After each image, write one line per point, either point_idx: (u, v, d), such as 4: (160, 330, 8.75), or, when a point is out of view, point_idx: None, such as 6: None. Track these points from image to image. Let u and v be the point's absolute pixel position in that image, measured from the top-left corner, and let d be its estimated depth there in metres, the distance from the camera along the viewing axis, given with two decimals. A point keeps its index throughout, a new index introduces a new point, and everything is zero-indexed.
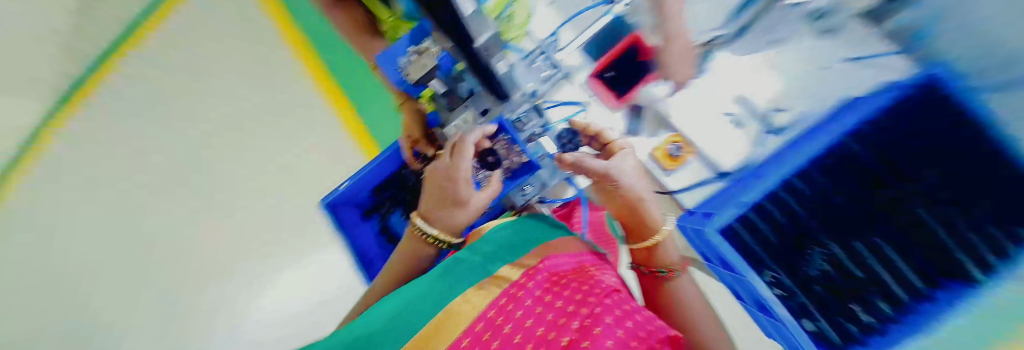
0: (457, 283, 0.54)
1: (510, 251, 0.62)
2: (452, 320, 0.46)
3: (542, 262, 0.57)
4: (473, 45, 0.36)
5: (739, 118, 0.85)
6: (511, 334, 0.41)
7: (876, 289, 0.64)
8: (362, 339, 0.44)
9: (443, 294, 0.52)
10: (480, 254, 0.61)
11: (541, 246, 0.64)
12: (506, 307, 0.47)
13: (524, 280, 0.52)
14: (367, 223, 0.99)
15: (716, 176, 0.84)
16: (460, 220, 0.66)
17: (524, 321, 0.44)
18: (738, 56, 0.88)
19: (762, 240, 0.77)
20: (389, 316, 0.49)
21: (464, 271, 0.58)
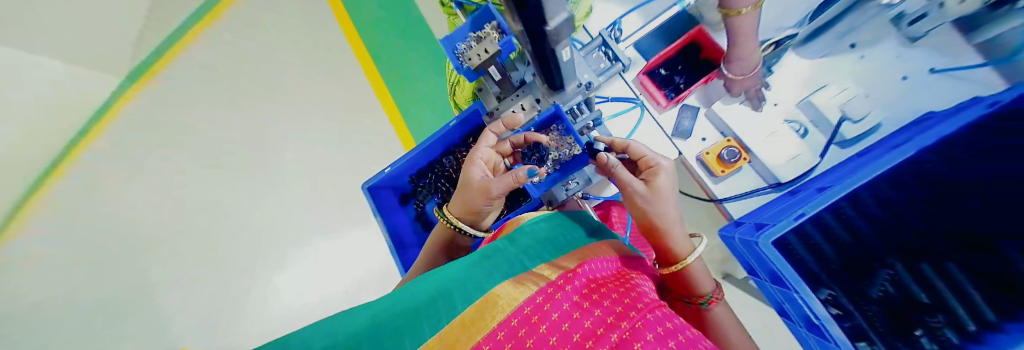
0: (492, 274, 0.51)
1: (549, 251, 0.59)
2: (492, 307, 0.43)
3: (583, 265, 0.54)
4: (546, 27, 0.35)
5: (802, 126, 0.78)
6: (547, 336, 0.39)
7: (929, 316, 0.50)
8: (398, 317, 0.45)
9: (478, 284, 0.49)
10: (518, 249, 0.59)
11: (584, 248, 0.61)
12: (542, 305, 0.44)
13: (562, 281, 0.49)
14: (404, 209, 1.02)
15: (773, 185, 0.76)
16: (471, 207, 0.62)
17: (561, 326, 0.40)
18: (810, 59, 0.79)
19: (820, 255, 0.62)
20: (427, 299, 0.48)
21: (500, 262, 0.55)
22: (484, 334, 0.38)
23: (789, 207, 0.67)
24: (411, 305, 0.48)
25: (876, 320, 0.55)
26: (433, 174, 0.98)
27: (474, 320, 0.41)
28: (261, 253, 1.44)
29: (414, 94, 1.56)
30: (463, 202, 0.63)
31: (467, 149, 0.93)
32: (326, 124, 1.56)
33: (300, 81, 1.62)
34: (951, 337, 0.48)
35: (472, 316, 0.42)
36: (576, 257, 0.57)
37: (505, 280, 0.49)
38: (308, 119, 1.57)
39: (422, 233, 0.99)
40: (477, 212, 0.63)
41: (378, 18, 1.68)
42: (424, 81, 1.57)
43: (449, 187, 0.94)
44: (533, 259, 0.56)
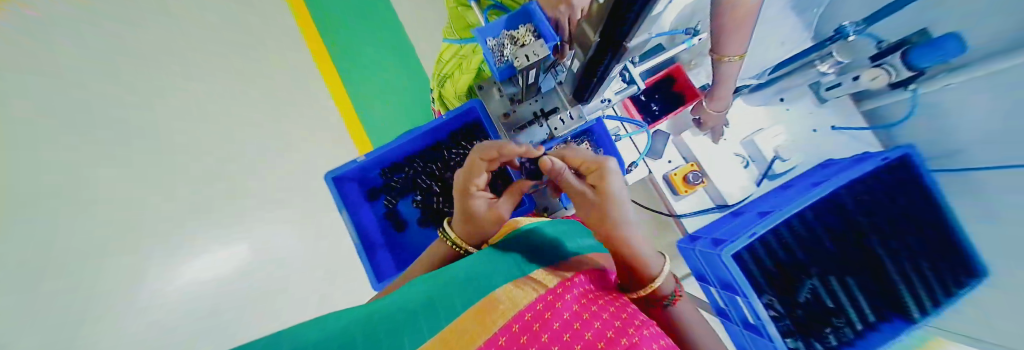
0: (490, 278, 0.46)
1: (548, 255, 0.53)
2: (486, 314, 0.38)
3: (577, 276, 0.47)
4: (625, 43, 0.36)
5: (746, 159, 0.94)
6: (549, 345, 0.34)
7: (835, 317, 0.69)
8: (377, 321, 0.39)
9: (473, 287, 0.44)
10: (510, 255, 0.52)
11: (579, 258, 0.52)
12: (543, 312, 0.38)
13: (560, 289, 0.43)
14: (371, 205, 0.90)
15: (716, 207, 0.94)
16: (478, 229, 0.60)
17: (562, 336, 0.35)
18: (753, 105, 0.96)
19: (764, 268, 0.74)
20: (415, 303, 0.43)
21: (496, 264, 0.50)
22: (475, 347, 0.33)
23: (740, 227, 0.80)
24: (397, 309, 0.42)
25: (800, 321, 0.71)
26: (411, 168, 0.89)
27: (466, 329, 0.36)
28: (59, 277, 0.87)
29: (377, 89, 1.52)
30: (468, 226, 0.60)
31: (452, 146, 0.87)
32: (251, 102, 1.29)
33: (207, 43, 1.27)
34: (847, 333, 0.67)
35: (463, 328, 0.36)
36: (573, 266, 0.49)
37: (505, 282, 0.45)
38: (220, 93, 1.24)
39: (389, 232, 0.88)
40: (482, 234, 0.62)
41: (337, 5, 1.58)
42: (390, 79, 1.54)
43: (426, 184, 0.87)
44: (530, 263, 0.51)
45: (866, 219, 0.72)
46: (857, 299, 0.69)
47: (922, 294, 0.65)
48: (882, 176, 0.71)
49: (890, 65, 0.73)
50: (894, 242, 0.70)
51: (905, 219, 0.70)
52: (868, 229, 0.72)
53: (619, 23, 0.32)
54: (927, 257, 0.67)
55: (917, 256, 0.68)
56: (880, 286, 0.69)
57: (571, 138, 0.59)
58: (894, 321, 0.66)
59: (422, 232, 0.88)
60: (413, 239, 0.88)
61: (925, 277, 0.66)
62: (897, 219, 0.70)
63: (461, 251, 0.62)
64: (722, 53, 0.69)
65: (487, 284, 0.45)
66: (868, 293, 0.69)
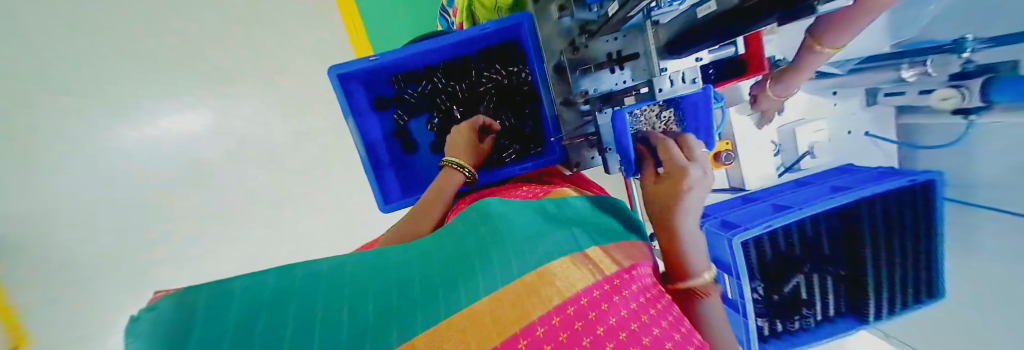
0: (545, 247, 0.40)
1: (597, 232, 0.49)
2: (542, 290, 0.34)
3: (634, 265, 0.44)
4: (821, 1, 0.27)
5: (779, 147, 0.92)
6: (603, 340, 0.31)
7: (805, 307, 0.78)
8: (427, 276, 0.33)
9: (529, 248, 0.39)
10: (563, 224, 0.48)
11: (621, 241, 0.49)
12: (600, 302, 0.35)
13: (619, 281, 0.39)
14: (379, 116, 0.78)
15: (732, 189, 0.97)
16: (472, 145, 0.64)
17: (617, 334, 0.32)
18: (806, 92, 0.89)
19: (762, 256, 0.81)
20: (467, 256, 0.37)
21: (548, 232, 0.44)
22: (526, 324, 0.30)
23: (751, 217, 0.80)
24: (443, 263, 0.36)
25: (775, 306, 0.79)
26: (428, 83, 0.76)
27: (521, 301, 0.32)
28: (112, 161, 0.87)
29: None
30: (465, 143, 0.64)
31: (481, 67, 0.74)
32: None
33: None
34: (808, 320, 0.78)
35: (519, 301, 0.32)
36: (624, 252, 0.46)
37: (562, 256, 0.40)
38: None
39: (398, 151, 0.80)
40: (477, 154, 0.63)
41: None
42: None
43: (445, 104, 0.78)
44: (584, 238, 0.46)
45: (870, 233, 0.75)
46: (828, 298, 0.78)
47: (885, 304, 0.75)
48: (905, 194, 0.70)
49: (967, 89, 0.60)
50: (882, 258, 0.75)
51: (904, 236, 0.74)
52: (867, 242, 0.76)
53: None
54: (902, 275, 0.75)
55: (897, 273, 0.75)
56: (852, 290, 0.78)
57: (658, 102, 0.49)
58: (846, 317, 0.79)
59: (434, 159, 0.81)
60: (424, 164, 0.81)
61: (895, 291, 0.75)
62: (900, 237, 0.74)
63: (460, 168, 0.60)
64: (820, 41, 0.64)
65: (543, 249, 0.40)
66: (838, 294, 0.78)
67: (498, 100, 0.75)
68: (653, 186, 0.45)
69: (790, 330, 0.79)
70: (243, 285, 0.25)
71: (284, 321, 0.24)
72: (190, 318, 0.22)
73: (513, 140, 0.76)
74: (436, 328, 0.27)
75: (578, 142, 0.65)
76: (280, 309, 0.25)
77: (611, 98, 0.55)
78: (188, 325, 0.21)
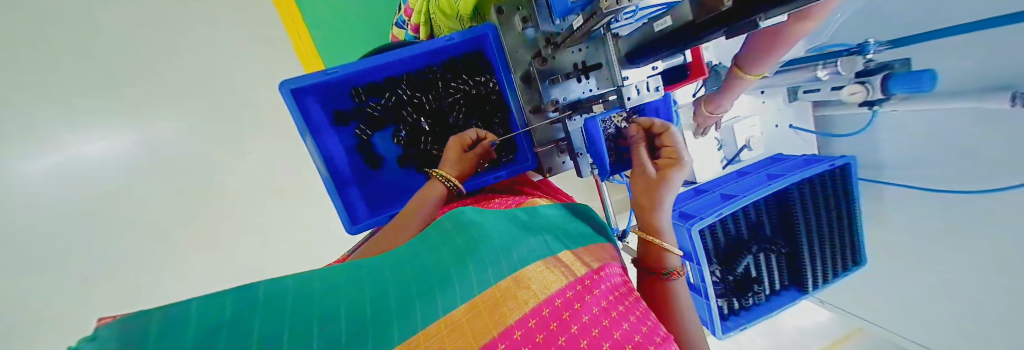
0: (517, 248, 0.42)
1: (568, 236, 0.51)
2: (514, 291, 0.35)
3: (604, 266, 0.45)
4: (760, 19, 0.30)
5: (722, 142, 1.02)
6: (577, 338, 0.32)
7: (756, 284, 0.87)
8: (404, 286, 0.33)
9: (505, 253, 0.40)
10: (535, 229, 0.50)
11: (592, 245, 0.51)
12: (572, 301, 0.36)
13: (589, 281, 0.40)
14: (341, 132, 0.74)
15: (683, 182, 1.06)
16: (450, 156, 0.62)
17: (590, 331, 0.33)
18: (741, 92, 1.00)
19: (715, 241, 0.90)
20: (438, 267, 0.37)
21: (519, 237, 0.45)
22: (502, 328, 0.30)
23: (706, 206, 0.89)
24: (420, 272, 0.36)
25: (731, 286, 0.88)
26: (392, 94, 0.73)
27: (496, 309, 0.33)
28: None
29: None
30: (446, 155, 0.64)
31: (446, 76, 0.73)
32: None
33: None
34: (758, 296, 0.88)
35: (492, 308, 0.33)
36: (593, 254, 0.48)
37: (536, 261, 0.41)
38: None
39: (361, 168, 0.76)
40: (452, 165, 0.62)
41: None
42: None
43: (410, 115, 0.75)
44: (555, 242, 0.48)
45: (806, 214, 0.86)
46: (772, 274, 0.88)
47: (819, 275, 0.86)
48: (828, 177, 0.82)
49: (870, 84, 0.71)
50: (817, 235, 0.86)
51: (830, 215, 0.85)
52: (801, 222, 0.87)
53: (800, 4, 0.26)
54: (836, 250, 0.85)
55: (831, 247, 0.86)
56: (791, 264, 0.89)
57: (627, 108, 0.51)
58: (788, 289, 0.90)
59: (402, 172, 0.78)
60: (391, 179, 0.78)
61: (827, 263, 0.86)
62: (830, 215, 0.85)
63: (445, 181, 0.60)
64: (743, 69, 0.72)
65: (518, 254, 0.41)
66: (782, 269, 0.89)
67: (467, 110, 0.74)
68: (650, 174, 0.50)
69: (745, 306, 0.88)
70: (205, 302, 0.23)
71: (251, 335, 0.23)
72: (146, 340, 0.19)
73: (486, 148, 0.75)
74: (412, 340, 0.27)
75: (547, 148, 0.67)
76: (247, 325, 0.23)
77: (579, 106, 0.56)
78: (148, 340, 0.19)
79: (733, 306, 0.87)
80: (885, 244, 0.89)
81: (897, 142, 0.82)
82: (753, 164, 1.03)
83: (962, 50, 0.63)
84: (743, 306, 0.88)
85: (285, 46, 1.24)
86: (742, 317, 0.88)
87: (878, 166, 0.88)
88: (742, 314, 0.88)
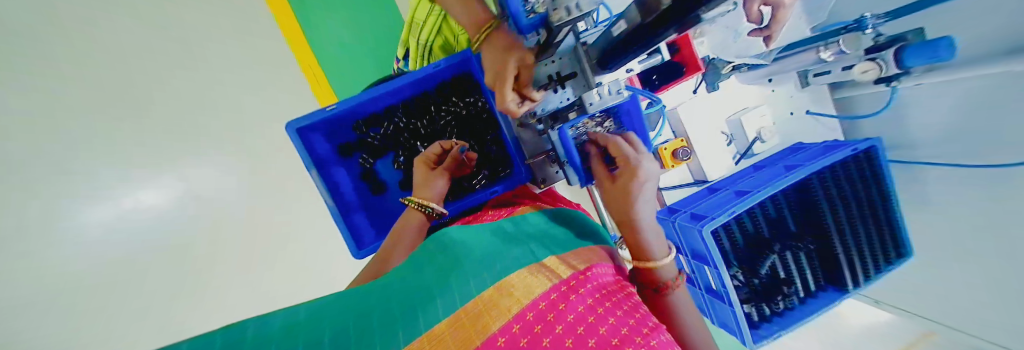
0: (500, 260, 0.44)
1: (555, 245, 0.52)
2: (498, 300, 0.35)
3: (591, 267, 0.45)
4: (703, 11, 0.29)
5: (731, 136, 0.98)
6: (562, 338, 0.31)
7: (787, 287, 0.80)
8: (391, 309, 0.34)
9: (488, 267, 0.41)
10: (520, 241, 0.51)
11: (580, 249, 0.52)
12: (556, 302, 0.36)
13: (574, 282, 0.40)
14: (346, 164, 0.79)
15: (696, 182, 1.02)
16: (419, 179, 0.66)
17: (576, 329, 0.32)
18: (744, 83, 0.96)
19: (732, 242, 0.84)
20: (426, 286, 0.38)
21: (503, 251, 0.46)
22: (485, 337, 0.30)
23: (718, 205, 0.84)
24: (408, 293, 0.37)
25: (757, 291, 0.81)
26: (391, 123, 0.78)
27: (478, 318, 0.33)
28: None
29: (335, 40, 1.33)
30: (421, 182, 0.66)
31: (437, 100, 0.76)
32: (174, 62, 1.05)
33: None
34: (792, 301, 0.81)
35: (477, 315, 0.33)
36: (581, 256, 0.48)
37: (520, 268, 0.42)
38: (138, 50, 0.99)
39: (368, 195, 0.80)
40: (427, 185, 0.65)
41: None
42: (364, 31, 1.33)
43: (409, 141, 0.79)
44: (541, 250, 0.49)
45: (829, 203, 0.79)
46: (805, 274, 0.81)
47: (859, 270, 0.78)
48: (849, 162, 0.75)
49: (883, 60, 0.66)
50: (850, 226, 0.78)
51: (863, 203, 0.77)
52: (826, 209, 0.79)
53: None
54: (875, 242, 0.77)
55: (868, 238, 0.78)
56: (824, 261, 0.81)
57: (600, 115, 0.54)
58: (826, 289, 0.82)
59: (405, 195, 0.82)
60: (394, 203, 0.82)
61: (865, 257, 0.78)
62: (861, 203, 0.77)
63: (425, 209, 0.62)
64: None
65: (501, 266, 0.42)
66: (816, 267, 0.81)
67: (459, 130, 0.77)
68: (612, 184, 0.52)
69: (777, 311, 0.81)
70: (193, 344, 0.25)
71: None
72: None
73: (481, 165, 0.78)
74: None
75: (538, 160, 0.68)
76: None
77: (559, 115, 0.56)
78: None
79: (763, 312, 0.81)
80: (932, 232, 0.80)
81: (928, 118, 0.74)
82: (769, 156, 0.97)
83: (976, 17, 0.58)
84: (775, 311, 0.81)
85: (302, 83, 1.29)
86: (775, 324, 0.81)
87: (911, 145, 0.80)
88: (775, 320, 0.81)
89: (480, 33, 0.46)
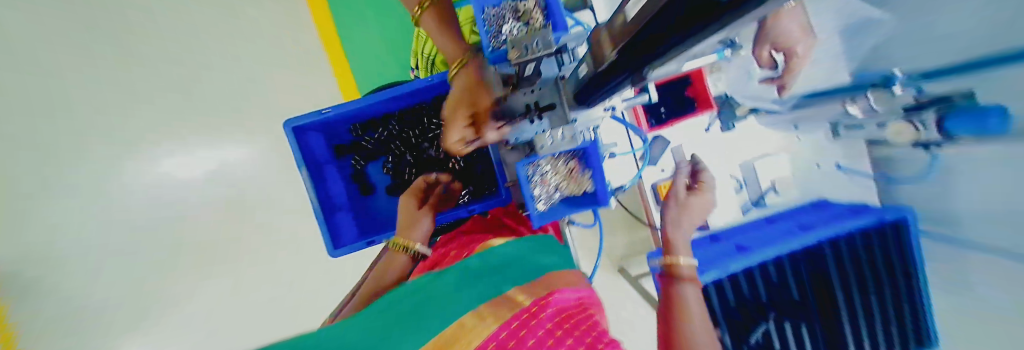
0: (463, 290, 0.42)
1: (520, 273, 0.50)
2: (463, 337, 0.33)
3: (555, 291, 0.44)
4: (647, 72, 0.28)
5: (742, 182, 0.90)
6: None
7: None
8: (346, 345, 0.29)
9: (452, 301, 0.39)
10: (485, 273, 0.49)
11: (549, 273, 0.50)
12: (516, 331, 0.34)
13: (535, 309, 0.39)
14: (339, 164, 0.82)
15: None
16: (405, 212, 0.64)
17: None
18: (764, 125, 0.88)
19: (737, 297, 0.75)
20: (389, 320, 0.35)
21: (466, 282, 0.45)
22: None
23: (715, 258, 0.80)
24: (367, 329, 0.33)
25: None
26: (384, 130, 0.80)
27: None
28: None
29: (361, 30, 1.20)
30: (407, 220, 0.63)
31: (429, 112, 0.77)
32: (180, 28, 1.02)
33: None
34: None
35: (446, 345, 0.31)
36: (546, 283, 0.47)
37: (483, 300, 0.40)
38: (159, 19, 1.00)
39: (356, 196, 0.83)
40: (412, 225, 0.63)
41: None
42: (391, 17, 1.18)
43: (400, 149, 0.81)
44: (505, 280, 0.47)
45: (839, 276, 0.74)
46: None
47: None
48: (867, 234, 0.71)
49: (921, 122, 0.58)
50: (857, 303, 0.73)
51: (878, 282, 0.72)
52: (836, 283, 0.74)
53: (676, 54, 0.24)
54: (882, 325, 0.72)
55: (876, 321, 0.73)
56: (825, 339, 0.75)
57: (558, 157, 0.52)
58: None
59: (390, 201, 0.84)
60: (380, 207, 0.84)
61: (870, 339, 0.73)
62: (875, 280, 0.72)
63: (411, 252, 0.60)
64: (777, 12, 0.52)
65: (466, 298, 0.40)
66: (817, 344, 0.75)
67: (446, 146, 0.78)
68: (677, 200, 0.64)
69: None
70: None
71: None
72: None
73: (466, 182, 0.78)
74: None
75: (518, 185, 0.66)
76: None
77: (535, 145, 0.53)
78: None
79: None
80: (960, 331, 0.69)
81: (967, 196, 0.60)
82: (779, 210, 0.91)
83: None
84: None
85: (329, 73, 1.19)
86: None
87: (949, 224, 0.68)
88: None
89: (458, 65, 0.51)
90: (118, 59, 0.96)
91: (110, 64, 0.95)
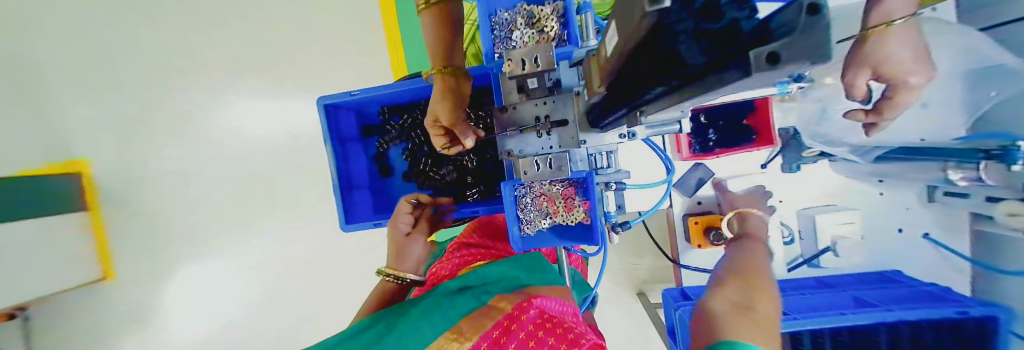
0: (441, 304, 0.43)
1: (504, 283, 0.48)
2: None
3: (535, 297, 0.42)
4: (642, 116, 0.25)
5: (794, 233, 0.76)
6: None
7: None
8: None
9: (427, 319, 0.40)
10: (467, 285, 0.49)
11: (535, 283, 0.48)
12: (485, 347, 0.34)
13: (509, 321, 0.38)
14: (365, 143, 0.86)
15: None
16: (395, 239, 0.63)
17: None
18: (838, 172, 0.74)
19: None
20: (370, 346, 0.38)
21: (446, 295, 0.46)
22: None
23: None
24: None
25: None
26: (407, 117, 0.80)
27: None
28: (168, 158, 1.13)
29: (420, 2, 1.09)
30: (397, 251, 0.63)
31: None
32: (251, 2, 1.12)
33: None
34: None
35: None
36: (528, 290, 0.45)
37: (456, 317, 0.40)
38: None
39: (376, 176, 0.86)
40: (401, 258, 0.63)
41: None
42: None
43: (419, 137, 0.80)
44: (486, 291, 0.46)
45: None
46: None
47: None
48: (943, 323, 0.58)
49: None
50: None
51: None
52: None
53: (665, 105, 0.20)
54: None
55: None
56: None
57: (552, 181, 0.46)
58: None
59: (405, 185, 0.85)
60: (396, 189, 0.86)
61: None
62: None
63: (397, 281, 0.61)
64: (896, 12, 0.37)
65: (441, 314, 0.41)
66: None
67: None
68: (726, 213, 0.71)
69: None
70: None
71: None
72: None
73: (478, 180, 0.77)
74: None
75: None
76: None
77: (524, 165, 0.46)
78: None
79: None
80: None
81: None
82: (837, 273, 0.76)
83: None
84: None
85: (379, 51, 1.11)
86: None
87: None
88: None
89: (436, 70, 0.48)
90: (201, 27, 1.10)
91: (197, 32, 1.10)
